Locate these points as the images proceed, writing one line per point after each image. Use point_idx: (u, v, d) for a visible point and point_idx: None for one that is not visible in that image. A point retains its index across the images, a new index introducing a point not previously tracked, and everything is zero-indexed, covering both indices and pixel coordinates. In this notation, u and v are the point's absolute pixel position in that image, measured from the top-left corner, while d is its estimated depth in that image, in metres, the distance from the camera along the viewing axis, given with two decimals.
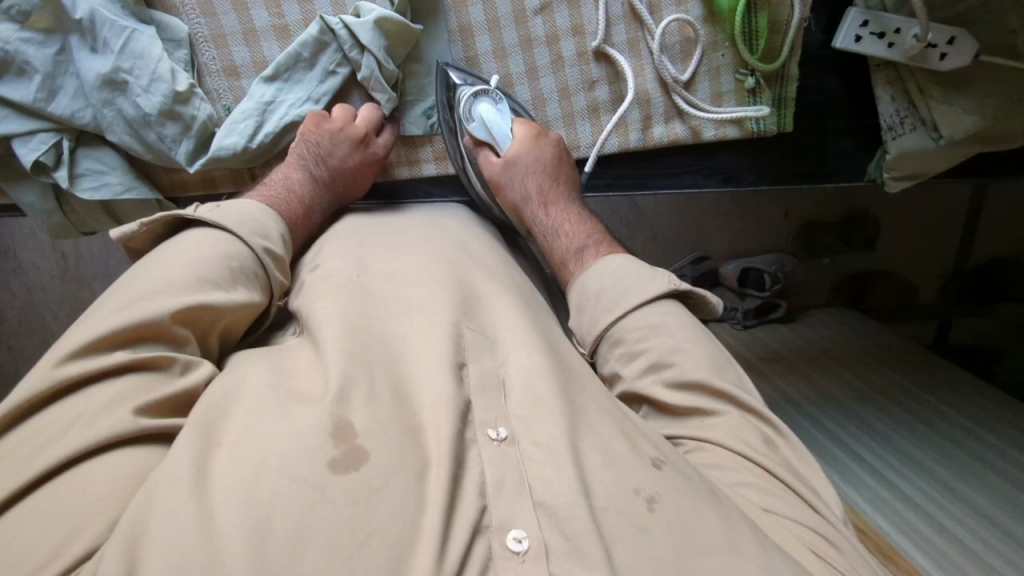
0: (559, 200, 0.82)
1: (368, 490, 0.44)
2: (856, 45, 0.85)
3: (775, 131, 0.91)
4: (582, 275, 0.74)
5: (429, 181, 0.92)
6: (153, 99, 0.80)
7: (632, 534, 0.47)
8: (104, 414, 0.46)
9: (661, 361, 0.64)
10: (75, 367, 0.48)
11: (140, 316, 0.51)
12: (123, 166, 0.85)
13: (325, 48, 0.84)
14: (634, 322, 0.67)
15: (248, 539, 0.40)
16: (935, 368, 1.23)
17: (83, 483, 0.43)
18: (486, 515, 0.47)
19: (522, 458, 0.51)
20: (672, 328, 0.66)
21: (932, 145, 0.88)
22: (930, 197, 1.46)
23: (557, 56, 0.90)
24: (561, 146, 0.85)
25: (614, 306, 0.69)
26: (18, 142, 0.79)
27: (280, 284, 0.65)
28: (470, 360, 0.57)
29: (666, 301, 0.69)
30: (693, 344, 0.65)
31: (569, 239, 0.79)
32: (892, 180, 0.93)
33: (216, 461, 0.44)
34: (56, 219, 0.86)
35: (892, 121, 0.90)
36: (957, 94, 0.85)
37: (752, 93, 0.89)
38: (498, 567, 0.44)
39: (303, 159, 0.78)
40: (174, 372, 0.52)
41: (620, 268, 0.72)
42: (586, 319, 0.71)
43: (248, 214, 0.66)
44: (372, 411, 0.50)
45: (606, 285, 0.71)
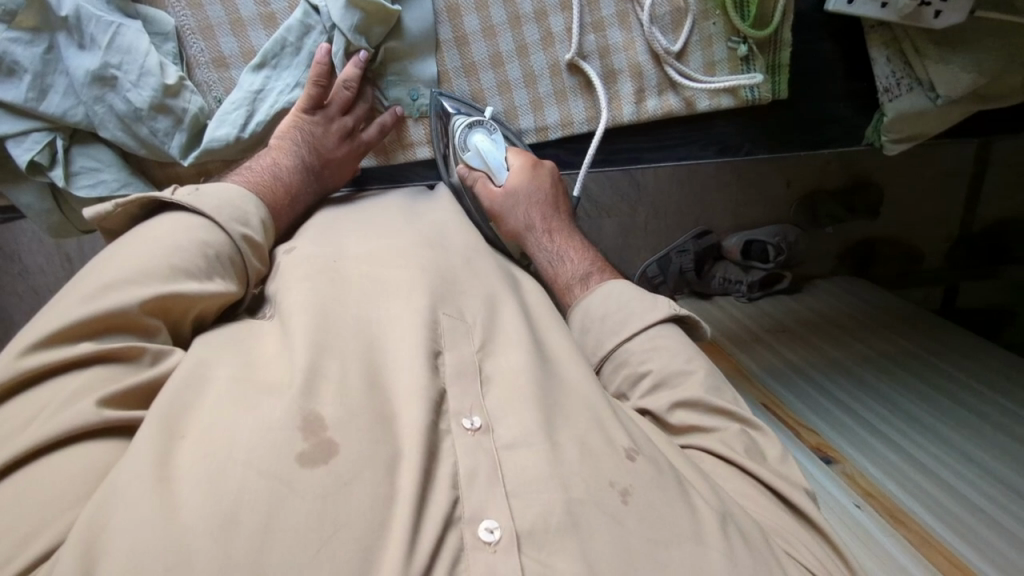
0: (562, 228, 0.82)
1: (337, 482, 0.44)
2: (849, 7, 0.81)
3: (770, 98, 0.90)
4: (585, 298, 0.74)
5: (424, 164, 0.92)
6: (143, 93, 0.80)
7: (606, 522, 0.47)
8: (67, 406, 0.46)
9: (666, 380, 0.64)
10: (40, 357, 0.48)
11: (108, 306, 0.51)
12: (118, 163, 0.85)
13: (311, 31, 0.84)
14: (639, 344, 0.67)
15: (214, 534, 0.40)
16: (939, 332, 1.23)
17: (47, 479, 0.43)
18: (458, 507, 0.47)
19: (496, 446, 0.51)
20: (678, 353, 0.66)
21: (930, 104, 0.87)
22: (935, 162, 1.44)
23: (547, 33, 0.89)
24: (556, 173, 0.84)
25: (619, 330, 0.69)
26: (12, 142, 0.79)
27: (257, 270, 0.66)
28: (447, 346, 0.57)
29: (668, 327, 0.69)
30: (695, 363, 0.65)
31: (576, 268, 0.78)
32: (891, 143, 0.93)
33: (178, 454, 0.45)
34: (55, 218, 0.87)
35: (888, 84, 0.89)
36: (955, 52, 0.83)
37: (744, 61, 0.89)
38: (468, 559, 0.45)
39: (293, 148, 0.78)
40: (144, 363, 0.52)
41: (624, 293, 0.72)
42: (591, 341, 0.71)
43: (231, 197, 0.66)
44: (342, 401, 0.49)
45: (611, 309, 0.71)
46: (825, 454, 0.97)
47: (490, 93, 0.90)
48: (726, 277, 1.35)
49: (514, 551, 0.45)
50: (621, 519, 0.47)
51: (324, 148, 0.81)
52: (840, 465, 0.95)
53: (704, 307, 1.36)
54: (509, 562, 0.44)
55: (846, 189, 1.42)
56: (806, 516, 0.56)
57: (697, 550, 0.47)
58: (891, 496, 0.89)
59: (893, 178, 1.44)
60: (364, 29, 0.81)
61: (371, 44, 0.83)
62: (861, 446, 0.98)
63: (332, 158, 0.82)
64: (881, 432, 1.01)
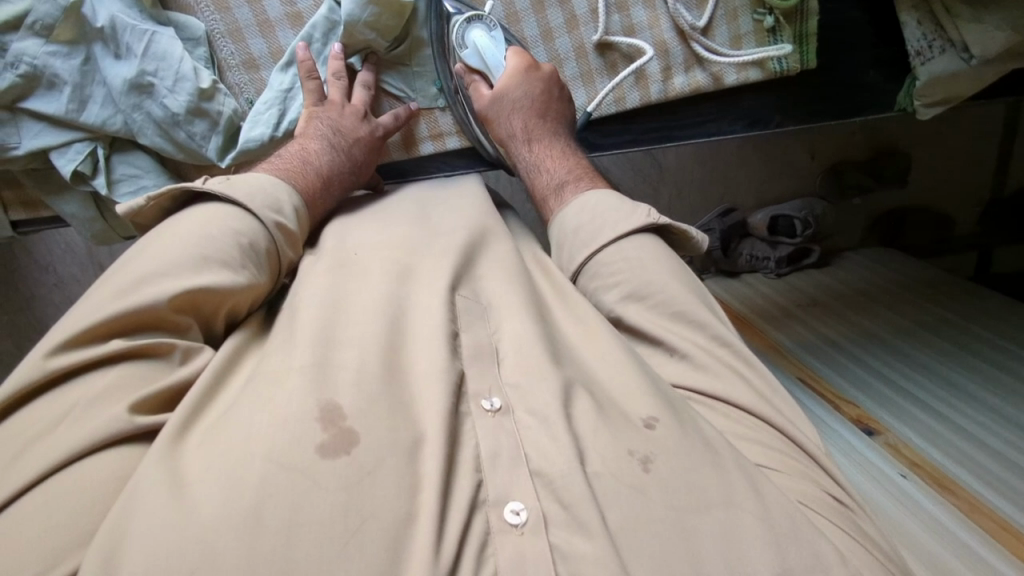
0: (546, 133, 0.83)
1: (360, 472, 0.45)
2: None
3: (799, 69, 0.89)
4: (562, 211, 0.75)
5: (453, 154, 0.92)
6: (180, 98, 0.82)
7: (627, 493, 0.48)
8: (99, 406, 0.47)
9: (636, 291, 0.65)
10: (65, 359, 0.49)
11: (143, 302, 0.53)
12: (156, 169, 0.88)
13: (335, 27, 0.86)
14: (610, 256, 0.68)
15: (238, 529, 0.40)
16: (973, 297, 1.20)
17: (79, 483, 0.44)
18: (482, 490, 0.48)
19: (516, 428, 0.52)
20: (653, 264, 0.66)
21: (964, 66, 0.85)
22: (967, 126, 1.42)
23: (571, 15, 0.90)
24: (552, 80, 0.84)
25: (590, 243, 0.70)
26: (56, 153, 0.83)
27: (287, 260, 0.68)
28: (462, 329, 0.59)
29: (644, 236, 0.69)
30: (669, 277, 0.65)
31: (547, 171, 0.80)
32: (923, 108, 0.90)
33: (194, 459, 0.46)
34: (98, 225, 0.90)
35: (920, 47, 0.87)
36: (988, 12, 0.82)
37: (772, 32, 0.89)
38: (496, 542, 0.45)
39: (321, 132, 0.78)
40: (174, 360, 0.54)
41: (597, 203, 0.73)
42: (565, 254, 0.73)
43: (264, 186, 0.68)
44: (360, 390, 0.50)
45: (584, 221, 0.71)
46: (867, 425, 0.96)
47: None
48: (754, 254, 1.33)
49: (541, 531, 0.46)
50: (644, 489, 0.48)
51: (352, 135, 0.80)
52: (882, 436, 0.94)
53: (735, 286, 1.35)
54: (538, 542, 0.45)
55: (871, 157, 1.41)
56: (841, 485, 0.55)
57: (727, 511, 0.47)
58: (938, 465, 0.88)
59: (921, 146, 1.42)
60: (372, 24, 0.82)
61: (383, 36, 0.84)
62: (902, 416, 0.97)
63: (366, 151, 0.82)
64: (923, 401, 0.99)
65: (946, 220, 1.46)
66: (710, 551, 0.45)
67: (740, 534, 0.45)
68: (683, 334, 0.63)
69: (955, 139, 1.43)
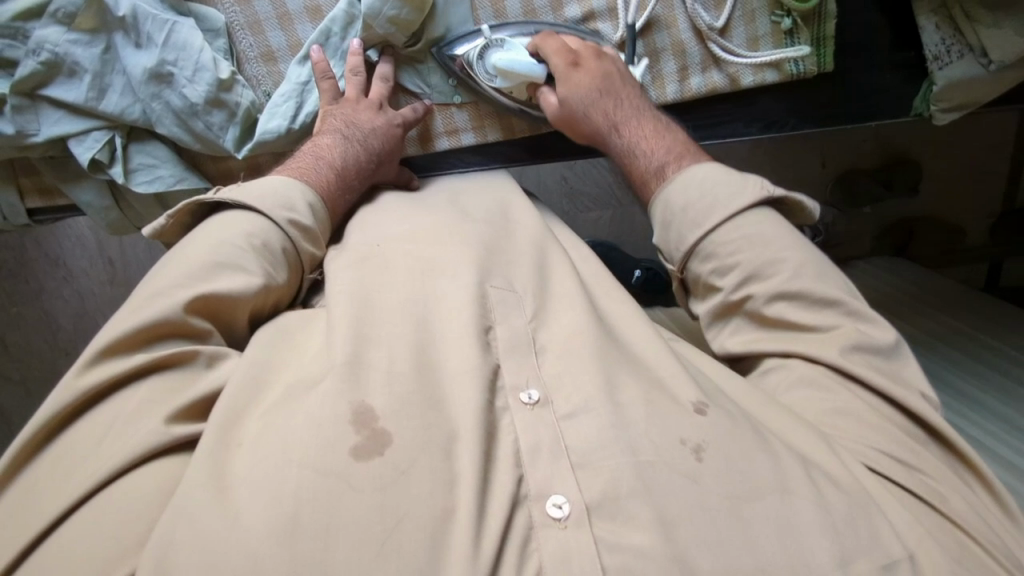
0: (629, 115, 0.77)
1: (394, 472, 0.46)
2: None
3: (815, 72, 0.89)
4: (666, 187, 0.71)
5: (468, 151, 0.90)
6: (199, 89, 0.82)
7: (681, 483, 0.48)
8: (134, 421, 0.50)
9: (760, 270, 0.65)
10: (97, 374, 0.51)
11: (160, 315, 0.54)
12: (173, 159, 0.88)
13: (354, 21, 0.85)
14: (726, 236, 0.67)
15: (276, 536, 0.42)
16: (986, 308, 1.20)
17: (126, 494, 0.47)
18: (524, 485, 0.49)
19: (556, 416, 0.52)
20: (777, 241, 0.66)
21: (982, 72, 0.85)
22: (978, 133, 1.41)
23: (588, 11, 0.88)
24: (610, 62, 0.79)
25: (702, 223, 0.68)
26: (74, 142, 0.83)
27: (311, 256, 0.68)
28: (498, 321, 0.58)
29: (759, 210, 0.68)
30: (791, 251, 0.65)
31: (647, 155, 0.76)
32: (940, 113, 0.90)
33: (235, 463, 0.47)
34: (114, 215, 0.91)
35: (937, 51, 0.86)
36: (1007, 17, 0.82)
37: (789, 34, 0.88)
38: (540, 536, 0.46)
39: (334, 127, 0.78)
40: (199, 365, 0.55)
41: (706, 178, 0.70)
42: (672, 235, 0.70)
43: (276, 186, 0.67)
44: (392, 389, 0.50)
45: (693, 198, 0.69)
46: None
47: None
48: None
49: (584, 525, 0.46)
50: (698, 479, 0.48)
51: (365, 123, 0.79)
52: None
53: None
54: (581, 535, 0.46)
55: (884, 167, 1.39)
56: (911, 463, 0.57)
57: (785, 499, 0.48)
58: None
59: (931, 152, 1.42)
60: (389, 19, 0.81)
61: (402, 31, 0.83)
62: None
63: (386, 138, 0.80)
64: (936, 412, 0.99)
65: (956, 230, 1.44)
66: (768, 540, 0.46)
67: (796, 525, 0.47)
68: (807, 313, 0.64)
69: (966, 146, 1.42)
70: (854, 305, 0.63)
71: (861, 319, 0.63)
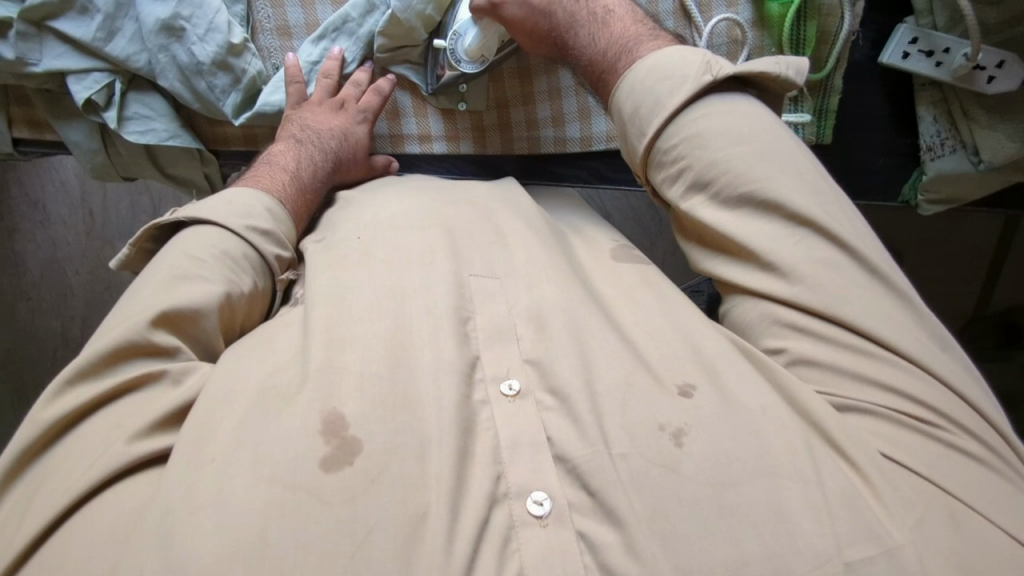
0: (570, 23, 0.72)
1: (365, 481, 0.46)
2: (903, 61, 0.80)
3: (814, 142, 0.85)
4: (617, 91, 0.67)
5: (466, 159, 0.89)
6: (208, 48, 0.81)
7: (658, 472, 0.48)
8: (105, 446, 0.50)
9: (701, 177, 0.60)
10: (64, 404, 0.51)
11: (117, 339, 0.53)
12: (170, 114, 0.86)
13: (373, 10, 0.84)
14: (669, 141, 0.62)
15: (246, 557, 0.42)
16: None
17: (94, 519, 0.47)
18: (503, 483, 0.48)
19: (540, 412, 0.52)
20: (720, 138, 0.59)
21: (971, 169, 0.81)
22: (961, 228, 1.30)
23: None
24: None
25: (645, 130, 0.63)
26: (73, 79, 0.82)
27: (280, 259, 0.66)
28: (477, 311, 0.58)
29: (705, 100, 0.61)
30: (733, 148, 0.59)
31: (592, 63, 0.71)
32: (927, 204, 0.86)
33: (202, 473, 0.47)
34: (100, 159, 0.88)
35: (932, 142, 0.83)
36: (1002, 119, 0.79)
37: (793, 100, 0.83)
38: (520, 537, 0.46)
39: (291, 133, 0.78)
40: (167, 382, 0.54)
41: (647, 77, 0.64)
42: (629, 143, 0.66)
43: (232, 198, 0.67)
44: (366, 393, 0.50)
45: (636, 104, 0.64)
46: None
47: (540, 99, 0.87)
48: None
49: (564, 523, 0.46)
50: (681, 472, 0.48)
51: (323, 125, 0.79)
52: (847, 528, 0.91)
53: None
54: (561, 533, 0.46)
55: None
56: (921, 414, 0.51)
57: (769, 484, 0.47)
58: None
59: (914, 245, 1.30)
60: (419, 14, 0.81)
61: (427, 26, 0.82)
62: None
63: (344, 140, 0.80)
64: None
65: None
66: (757, 530, 0.45)
67: (787, 506, 0.46)
68: (755, 220, 0.58)
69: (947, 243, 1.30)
70: (800, 209, 0.56)
71: (814, 226, 0.56)
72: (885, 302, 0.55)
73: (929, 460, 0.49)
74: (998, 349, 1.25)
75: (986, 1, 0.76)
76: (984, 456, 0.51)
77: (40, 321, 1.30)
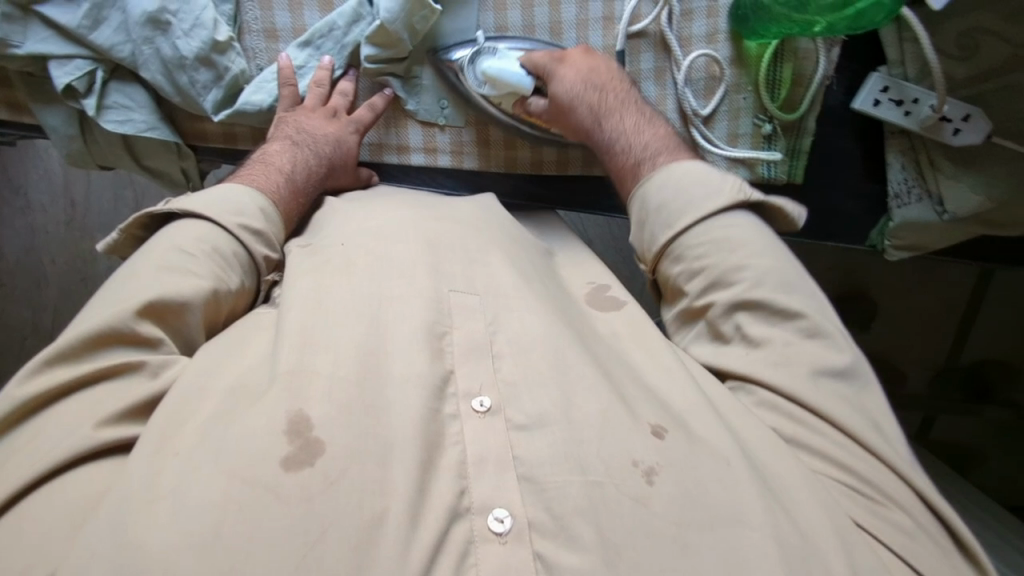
0: (615, 108, 0.78)
1: (324, 482, 0.46)
2: (873, 109, 0.83)
3: (786, 180, 0.88)
4: (646, 184, 0.73)
5: (443, 172, 0.90)
6: (192, 43, 0.81)
7: (630, 506, 0.49)
8: (66, 432, 0.49)
9: (721, 276, 0.65)
10: (30, 388, 0.51)
11: (101, 325, 0.53)
12: (150, 105, 0.86)
13: (360, 20, 0.85)
14: (695, 239, 0.67)
15: (196, 553, 0.42)
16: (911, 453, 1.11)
17: (46, 505, 0.47)
18: (466, 497, 0.49)
19: (505, 428, 0.52)
20: (744, 246, 0.66)
21: (936, 219, 0.84)
22: (944, 280, 1.31)
23: (609, 42, 0.88)
24: (602, 60, 0.80)
25: (673, 223, 0.69)
26: (55, 64, 0.81)
27: (266, 259, 0.67)
28: (455, 326, 0.58)
29: (734, 214, 0.68)
30: (755, 258, 0.65)
31: (625, 158, 0.76)
32: (892, 250, 0.87)
33: (161, 470, 0.46)
34: (76, 145, 0.88)
35: (899, 189, 0.85)
36: (967, 171, 0.82)
37: (767, 139, 0.87)
38: (478, 552, 0.46)
39: (287, 134, 0.78)
40: (144, 374, 0.54)
41: (684, 177, 0.70)
42: (647, 234, 0.71)
43: (225, 194, 0.67)
44: (333, 397, 0.50)
45: (668, 197, 0.70)
46: None
47: None
48: None
49: (523, 542, 0.47)
50: (647, 503, 0.49)
51: (318, 130, 0.79)
52: None
53: None
54: (519, 552, 0.47)
55: (837, 300, 1.30)
56: (862, 489, 0.56)
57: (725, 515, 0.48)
58: None
59: (891, 295, 1.31)
60: (407, 23, 0.81)
61: (413, 39, 0.83)
62: None
63: (336, 146, 0.80)
64: None
65: (897, 376, 1.34)
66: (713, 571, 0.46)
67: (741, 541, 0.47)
68: (769, 324, 0.62)
69: (926, 289, 1.31)
70: (812, 322, 0.61)
71: (820, 336, 0.61)
72: (869, 407, 0.60)
73: (892, 535, 0.53)
74: (966, 402, 1.33)
75: (954, 57, 0.80)
76: (936, 543, 0.55)
77: (10, 307, 1.28)
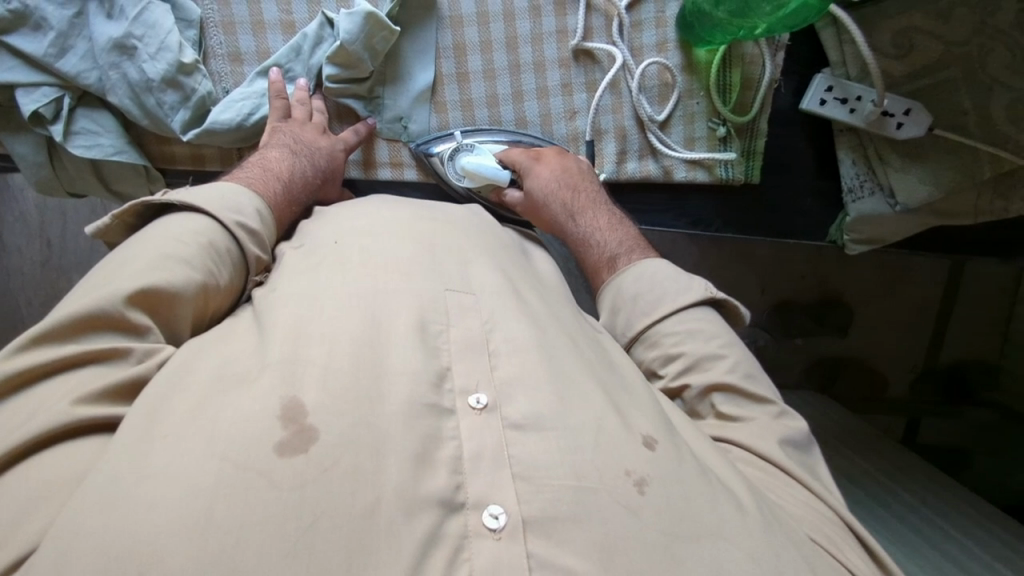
0: (586, 207, 0.83)
1: (317, 469, 0.47)
2: (820, 108, 0.88)
3: (743, 181, 0.92)
4: (619, 276, 0.77)
5: (410, 186, 0.93)
6: (158, 66, 0.83)
7: (621, 512, 0.50)
8: (49, 407, 0.50)
9: (695, 364, 0.68)
10: (14, 363, 0.51)
11: (92, 307, 0.54)
12: (117, 130, 0.87)
13: (322, 43, 0.88)
14: (671, 327, 0.71)
15: (190, 533, 0.42)
16: (887, 451, 1.15)
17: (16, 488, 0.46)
18: (463, 493, 0.50)
19: (496, 425, 0.55)
20: (714, 338, 0.70)
21: (888, 210, 0.87)
22: (912, 282, 1.38)
23: (563, 53, 0.92)
24: (573, 161, 0.87)
25: (649, 312, 0.73)
26: (22, 92, 0.82)
27: (257, 261, 0.68)
28: (453, 324, 0.62)
29: (700, 309, 0.72)
30: (726, 348, 0.69)
31: (595, 250, 0.81)
32: (851, 243, 0.91)
33: (152, 452, 0.47)
34: (44, 173, 0.88)
35: (851, 184, 0.90)
36: (915, 163, 0.85)
37: (722, 141, 0.91)
38: (473, 547, 0.48)
39: (283, 141, 0.80)
40: (130, 361, 0.55)
41: (657, 272, 0.75)
42: (621, 320, 0.75)
43: (223, 194, 0.68)
44: (328, 384, 0.52)
45: (643, 288, 0.74)
46: None
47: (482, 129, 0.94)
48: None
49: (518, 539, 0.48)
50: (639, 512, 0.51)
51: (314, 143, 0.82)
52: None
53: None
54: (514, 548, 0.48)
55: (815, 306, 1.37)
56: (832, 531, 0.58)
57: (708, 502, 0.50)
58: None
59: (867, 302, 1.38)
60: (367, 44, 0.85)
61: (374, 59, 0.87)
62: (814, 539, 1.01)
63: (327, 158, 0.83)
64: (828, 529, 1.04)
65: (879, 380, 1.40)
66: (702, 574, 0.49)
67: None
68: (743, 408, 0.66)
69: (896, 291, 1.38)
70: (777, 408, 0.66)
71: (786, 417, 0.66)
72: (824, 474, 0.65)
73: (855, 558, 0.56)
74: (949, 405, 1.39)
75: (890, 55, 0.85)
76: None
77: None
